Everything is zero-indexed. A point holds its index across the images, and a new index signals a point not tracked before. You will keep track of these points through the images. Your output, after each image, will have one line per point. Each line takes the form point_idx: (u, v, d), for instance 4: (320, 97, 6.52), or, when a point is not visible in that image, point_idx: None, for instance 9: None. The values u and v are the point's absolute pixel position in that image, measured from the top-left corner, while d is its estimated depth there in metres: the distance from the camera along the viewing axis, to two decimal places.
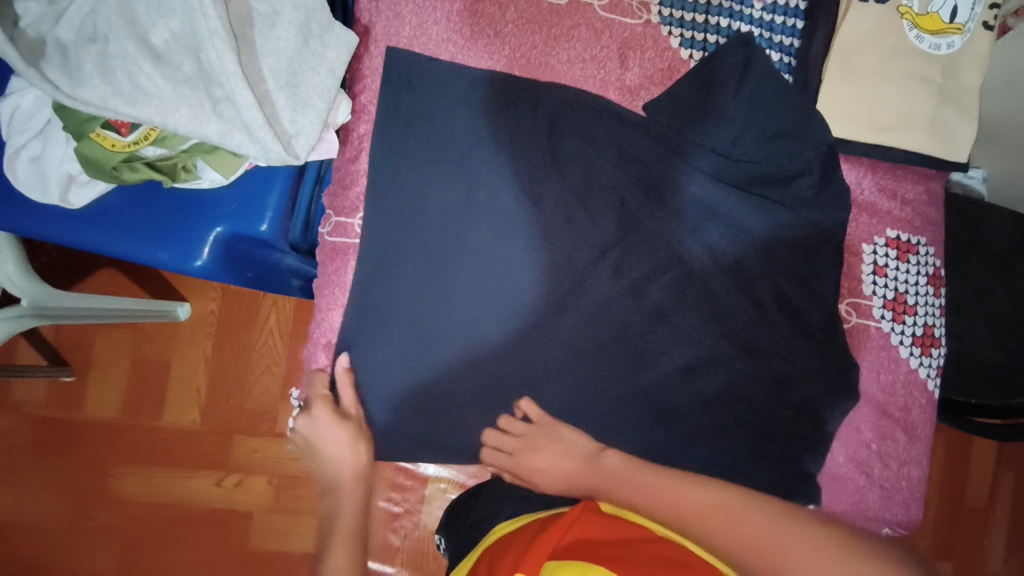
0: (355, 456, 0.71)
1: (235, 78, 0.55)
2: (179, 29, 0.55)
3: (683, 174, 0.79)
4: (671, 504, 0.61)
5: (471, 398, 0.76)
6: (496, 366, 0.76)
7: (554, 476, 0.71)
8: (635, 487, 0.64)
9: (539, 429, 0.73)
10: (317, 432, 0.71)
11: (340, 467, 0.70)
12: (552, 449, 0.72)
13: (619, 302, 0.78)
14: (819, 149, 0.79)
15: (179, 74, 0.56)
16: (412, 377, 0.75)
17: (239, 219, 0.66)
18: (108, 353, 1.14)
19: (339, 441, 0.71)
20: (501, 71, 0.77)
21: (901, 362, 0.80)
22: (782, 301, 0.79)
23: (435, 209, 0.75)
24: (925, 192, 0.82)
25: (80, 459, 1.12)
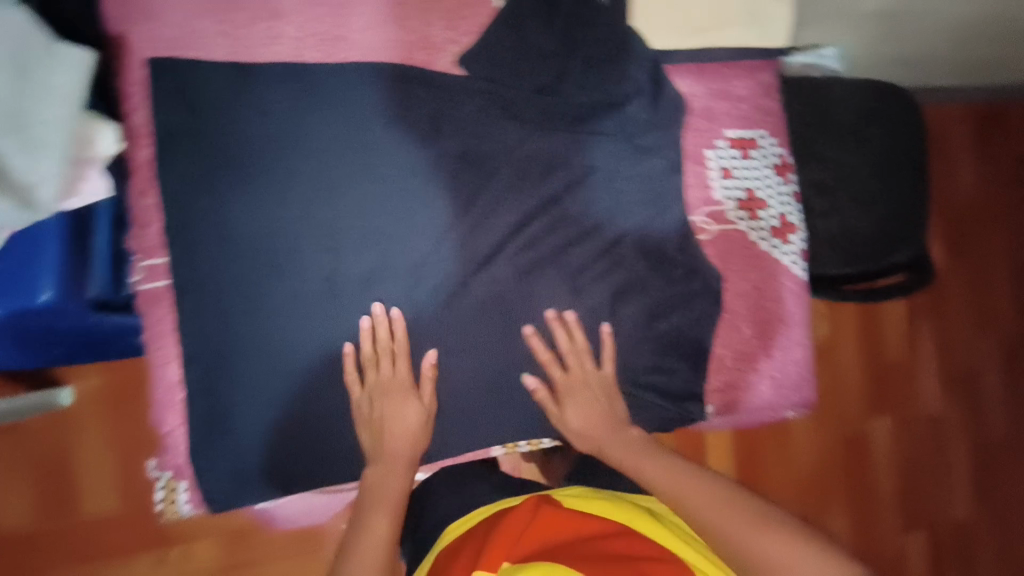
0: (415, 434, 0.71)
1: None
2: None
3: (510, 128, 0.75)
4: (679, 489, 0.70)
5: (348, 416, 0.72)
6: (368, 377, 0.72)
7: (591, 426, 0.75)
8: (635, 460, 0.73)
9: (585, 380, 0.76)
10: (379, 399, 0.70)
11: (385, 443, 0.70)
12: (588, 398, 0.76)
13: (477, 280, 0.76)
14: (644, 66, 0.76)
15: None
16: (280, 411, 0.70)
17: (13, 291, 0.59)
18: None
19: (411, 416, 0.71)
20: (287, 60, 0.68)
21: (764, 256, 0.83)
22: (640, 229, 0.80)
23: (246, 233, 0.68)
24: (755, 85, 0.81)
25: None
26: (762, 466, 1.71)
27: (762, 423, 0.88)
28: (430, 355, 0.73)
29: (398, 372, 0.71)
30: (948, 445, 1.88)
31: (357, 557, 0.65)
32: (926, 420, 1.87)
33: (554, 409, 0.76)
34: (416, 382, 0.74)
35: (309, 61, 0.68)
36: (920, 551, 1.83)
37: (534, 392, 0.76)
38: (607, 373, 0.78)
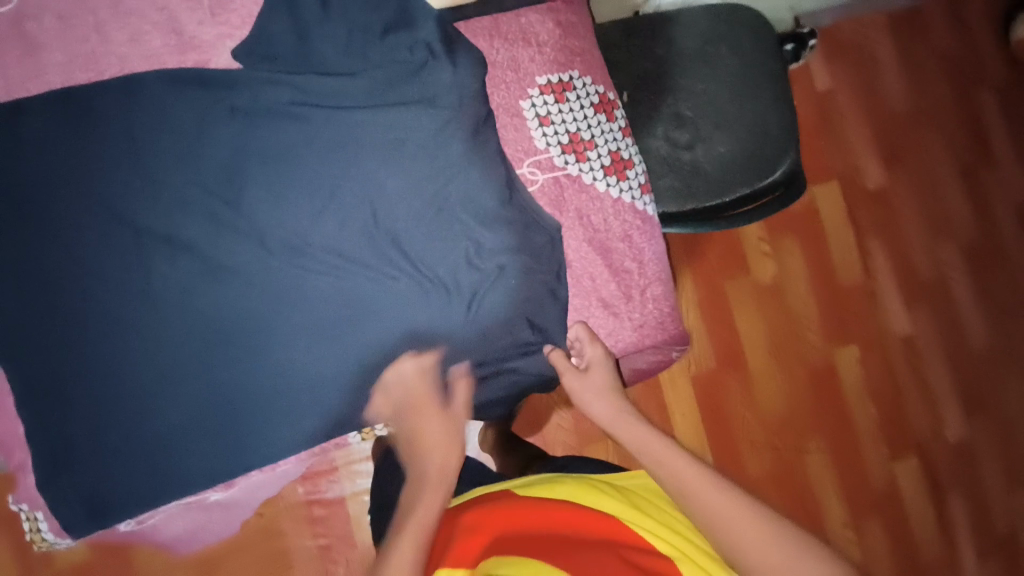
0: (447, 445, 0.74)
1: None
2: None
3: (300, 111, 0.74)
4: (707, 502, 0.61)
5: (180, 425, 0.71)
6: (197, 385, 0.72)
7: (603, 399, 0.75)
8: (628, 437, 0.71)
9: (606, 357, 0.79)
10: (419, 417, 0.75)
11: (424, 449, 0.74)
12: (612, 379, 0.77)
13: (292, 268, 0.74)
14: (430, 27, 0.76)
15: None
16: (106, 436, 0.70)
17: None
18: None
19: (434, 429, 0.75)
20: (56, 89, 0.69)
21: (603, 196, 0.81)
22: (459, 188, 0.77)
23: (53, 266, 0.69)
24: (556, 28, 0.81)
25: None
26: (728, 409, 1.59)
27: (635, 361, 0.89)
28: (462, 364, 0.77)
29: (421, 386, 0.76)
30: (932, 365, 1.74)
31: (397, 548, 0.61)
32: (902, 343, 1.73)
33: (576, 377, 0.77)
34: (255, 383, 0.73)
35: (80, 84, 0.70)
36: (917, 487, 1.67)
37: (552, 356, 0.78)
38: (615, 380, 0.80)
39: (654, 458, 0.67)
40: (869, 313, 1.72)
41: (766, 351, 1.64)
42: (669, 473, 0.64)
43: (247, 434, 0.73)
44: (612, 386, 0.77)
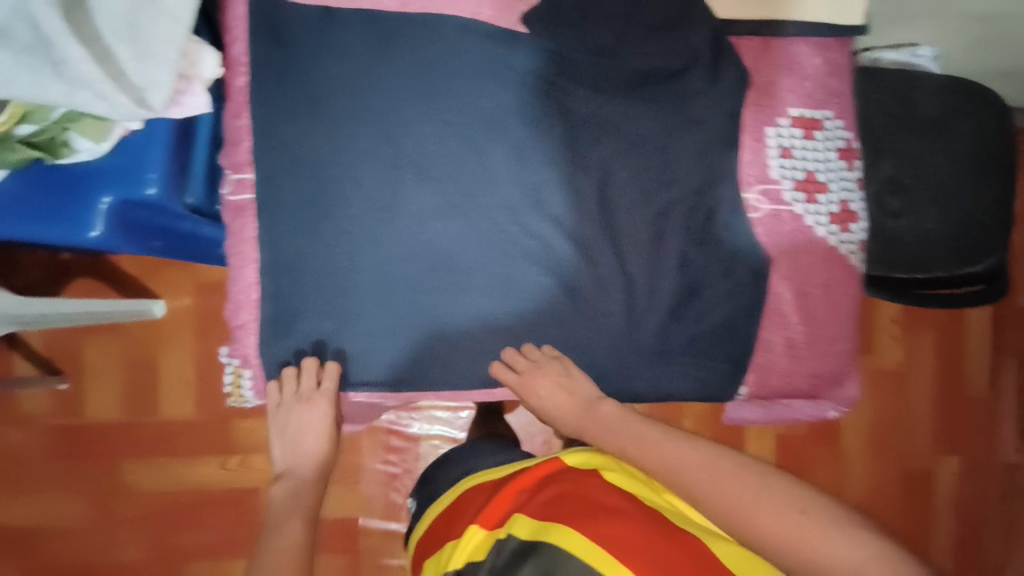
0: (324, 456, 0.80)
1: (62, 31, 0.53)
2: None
3: (566, 89, 0.78)
4: (737, 499, 0.59)
5: (381, 337, 0.78)
6: (404, 309, 0.78)
7: (553, 404, 0.78)
8: (589, 425, 0.75)
9: (550, 365, 0.78)
10: (298, 422, 0.78)
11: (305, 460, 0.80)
12: (554, 383, 0.77)
13: (510, 228, 0.79)
14: (706, 34, 0.76)
15: (13, 41, 0.53)
16: (319, 323, 0.78)
17: (126, 184, 0.67)
18: (108, 362, 1.24)
19: (319, 438, 0.80)
20: (369, 11, 0.76)
21: (818, 241, 0.79)
22: (682, 200, 0.78)
23: (318, 162, 0.76)
24: (824, 63, 0.78)
25: (109, 454, 1.25)
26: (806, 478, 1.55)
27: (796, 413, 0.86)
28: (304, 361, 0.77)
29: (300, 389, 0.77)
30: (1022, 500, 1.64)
31: (267, 555, 0.66)
32: (1003, 470, 1.63)
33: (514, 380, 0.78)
34: (450, 318, 0.79)
35: (386, 9, 0.76)
36: None
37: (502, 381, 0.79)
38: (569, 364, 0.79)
39: (684, 456, 0.65)
40: (983, 432, 1.62)
41: (867, 434, 1.58)
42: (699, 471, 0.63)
43: (435, 358, 0.80)
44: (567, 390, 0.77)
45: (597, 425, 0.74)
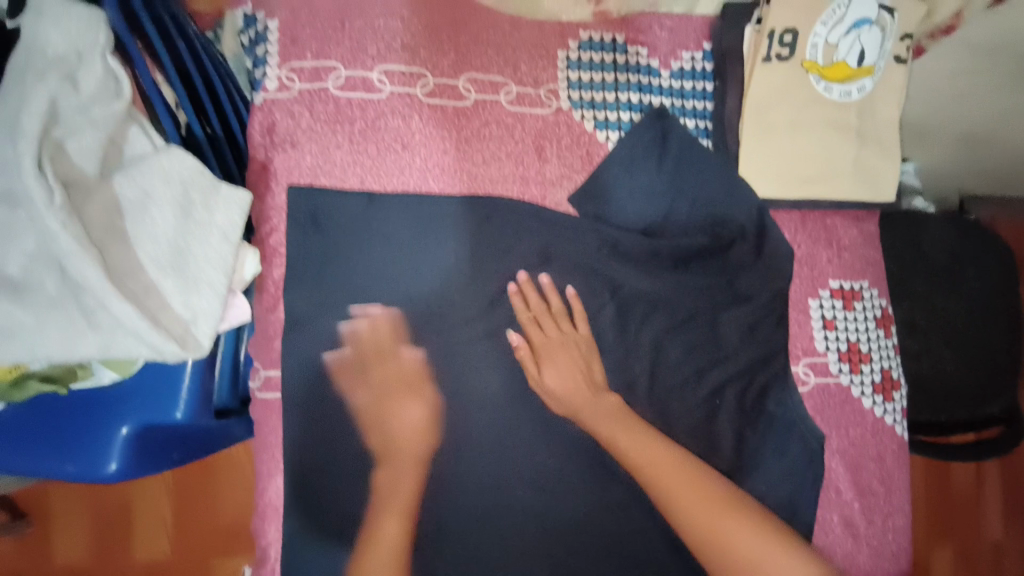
0: (417, 435, 0.70)
1: (104, 286, 0.46)
2: (33, 244, 0.46)
3: (614, 266, 0.77)
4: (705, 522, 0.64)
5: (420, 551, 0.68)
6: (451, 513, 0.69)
7: (564, 385, 0.72)
8: (585, 407, 0.72)
9: (560, 337, 0.74)
10: (385, 397, 0.70)
11: (396, 444, 0.69)
12: (566, 360, 0.73)
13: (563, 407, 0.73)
14: (750, 212, 0.78)
15: (40, 299, 0.46)
16: (332, 485, 0.68)
17: (150, 411, 0.60)
18: (66, 503, 0.97)
19: (411, 417, 0.70)
20: (411, 194, 0.73)
21: (865, 413, 0.79)
22: (741, 373, 0.77)
23: (352, 350, 0.70)
24: (859, 235, 0.82)
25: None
26: None
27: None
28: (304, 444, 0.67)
29: (403, 365, 0.71)
30: None
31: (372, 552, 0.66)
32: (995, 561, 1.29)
33: (534, 372, 0.73)
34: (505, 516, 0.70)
35: (433, 192, 0.74)
36: None
37: (515, 349, 0.73)
38: (584, 332, 0.75)
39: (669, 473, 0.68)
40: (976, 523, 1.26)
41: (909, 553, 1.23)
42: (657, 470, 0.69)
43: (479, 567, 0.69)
44: (575, 351, 0.74)
45: (589, 408, 0.72)
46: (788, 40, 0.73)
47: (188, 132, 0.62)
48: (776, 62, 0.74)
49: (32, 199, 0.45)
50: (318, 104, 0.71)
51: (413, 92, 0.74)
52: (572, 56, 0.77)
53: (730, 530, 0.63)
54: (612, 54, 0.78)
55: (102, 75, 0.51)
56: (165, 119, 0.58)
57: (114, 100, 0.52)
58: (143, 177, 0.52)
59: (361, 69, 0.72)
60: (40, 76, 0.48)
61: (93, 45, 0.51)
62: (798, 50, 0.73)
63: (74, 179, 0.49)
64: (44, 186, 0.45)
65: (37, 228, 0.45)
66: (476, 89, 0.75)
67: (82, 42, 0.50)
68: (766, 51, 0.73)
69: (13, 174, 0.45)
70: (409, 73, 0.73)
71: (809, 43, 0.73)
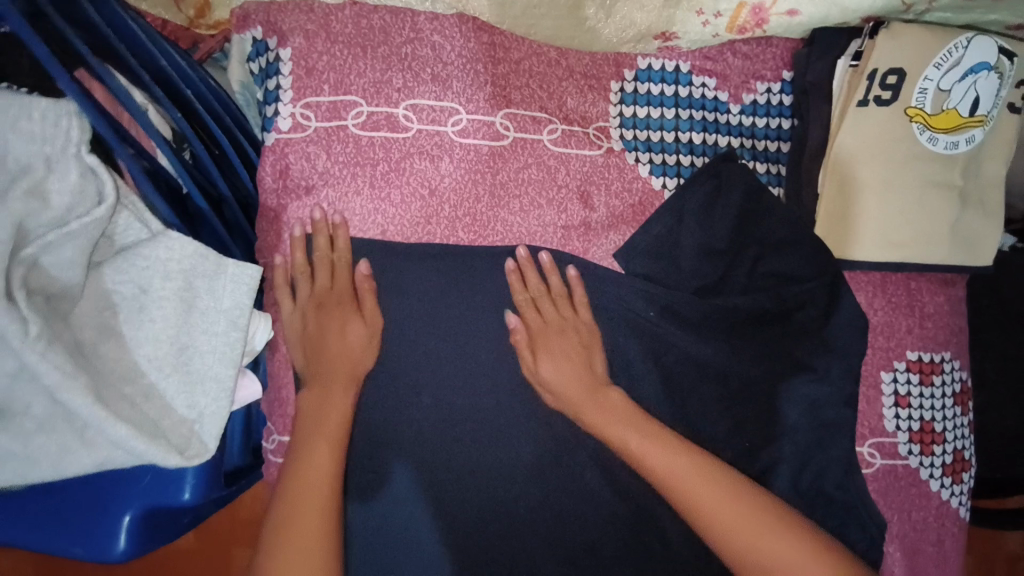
0: (361, 354, 0.63)
1: (99, 414, 0.42)
2: (8, 373, 0.41)
3: (663, 328, 0.68)
4: (734, 524, 0.53)
5: None
6: None
7: (565, 377, 0.63)
8: (584, 408, 0.62)
9: (560, 320, 0.65)
10: (319, 317, 0.62)
11: (326, 358, 0.61)
12: (565, 348, 0.64)
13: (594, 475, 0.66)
14: (825, 275, 0.68)
15: (26, 424, 0.42)
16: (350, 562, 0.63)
17: (157, 494, 0.55)
18: None
19: (356, 336, 0.62)
20: (439, 246, 0.66)
21: (931, 496, 0.73)
22: (800, 451, 0.70)
23: (379, 420, 0.64)
24: (945, 301, 0.72)
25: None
26: None
27: None
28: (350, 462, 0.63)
29: (336, 283, 0.62)
30: None
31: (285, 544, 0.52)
32: None
33: (530, 361, 0.65)
34: None
35: (462, 243, 0.67)
36: None
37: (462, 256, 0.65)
38: (584, 317, 0.66)
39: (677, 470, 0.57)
40: None
41: None
42: (665, 466, 0.58)
43: None
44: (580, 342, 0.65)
45: (591, 409, 0.62)
46: (890, 82, 0.64)
47: (186, 198, 0.53)
48: (875, 105, 0.64)
49: (4, 334, 0.39)
50: (336, 145, 0.64)
51: (443, 130, 0.65)
52: (626, 89, 0.68)
53: (799, 564, 0.51)
54: (673, 86, 0.69)
55: (81, 179, 0.43)
56: (148, 187, 0.49)
57: (98, 204, 0.43)
58: (139, 271, 0.47)
59: (385, 104, 0.64)
60: (4, 190, 0.40)
61: (63, 142, 0.42)
62: (902, 94, 0.64)
63: (57, 292, 0.43)
64: (14, 319, 0.39)
65: (14, 359, 0.40)
66: (514, 127, 0.66)
67: (50, 140, 0.42)
68: (863, 94, 0.64)
69: None
70: (440, 108, 0.65)
71: (917, 86, 0.64)
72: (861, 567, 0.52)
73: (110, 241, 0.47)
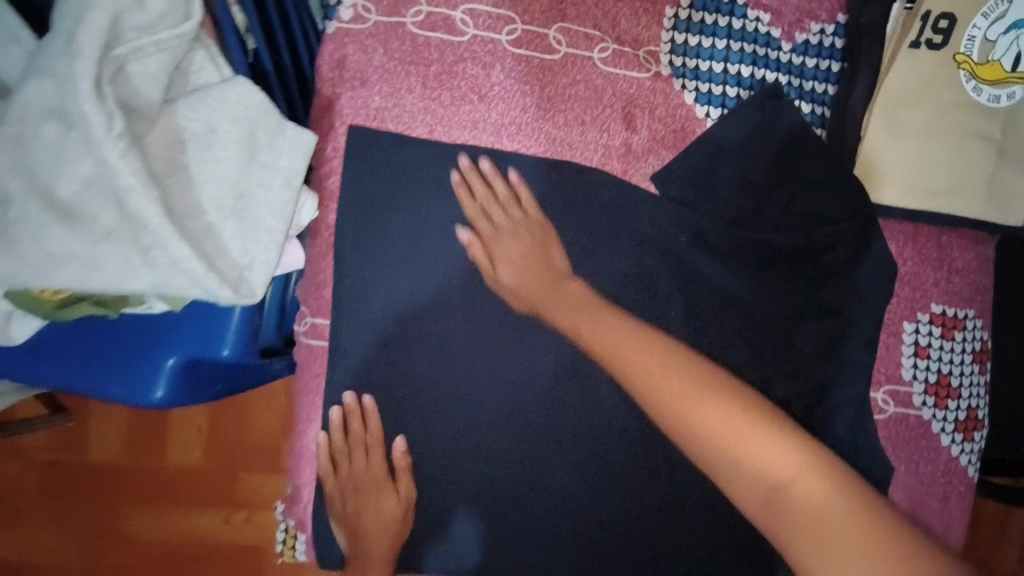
0: (393, 525, 0.67)
1: (165, 225, 0.45)
2: (88, 174, 0.44)
3: (690, 253, 0.70)
4: (654, 383, 0.54)
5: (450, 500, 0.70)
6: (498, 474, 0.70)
7: (520, 281, 0.65)
8: (543, 296, 0.64)
9: (510, 225, 0.67)
10: (358, 495, 0.67)
11: (369, 533, 0.67)
12: (520, 250, 0.66)
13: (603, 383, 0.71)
14: (854, 218, 0.69)
15: (95, 230, 0.45)
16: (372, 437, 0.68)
17: (199, 347, 0.59)
18: None
19: (388, 509, 0.67)
20: (485, 150, 0.68)
21: (941, 450, 0.73)
22: (814, 389, 0.70)
23: (410, 306, 0.68)
24: (975, 258, 0.72)
25: (87, 507, 0.94)
26: None
27: None
28: (334, 411, 0.67)
29: (371, 465, 0.67)
30: None
31: None
32: None
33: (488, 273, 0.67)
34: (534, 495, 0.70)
35: (505, 151, 0.68)
36: None
37: (503, 297, 0.67)
38: (533, 217, 0.67)
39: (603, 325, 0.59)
40: None
41: None
42: (594, 332, 0.60)
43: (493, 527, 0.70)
44: (533, 255, 0.66)
45: (548, 295, 0.64)
46: (942, 26, 0.65)
47: (255, 58, 0.57)
48: (925, 48, 0.66)
49: (91, 126, 0.43)
50: (394, 42, 0.66)
51: (497, 38, 0.67)
52: (680, 16, 0.69)
53: (714, 416, 0.49)
54: (727, 18, 0.70)
55: None
56: (229, 31, 0.53)
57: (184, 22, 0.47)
58: (208, 110, 0.49)
59: (445, 7, 0.67)
60: None
61: None
62: (952, 40, 0.65)
63: (137, 108, 0.46)
64: (101, 109, 0.43)
65: (96, 157, 0.43)
66: (567, 42, 0.68)
67: None
68: (915, 37, 0.65)
69: (70, 95, 0.43)
70: (497, 17, 0.67)
71: (966, 34, 0.65)
72: (768, 409, 0.50)
73: (184, 81, 0.50)
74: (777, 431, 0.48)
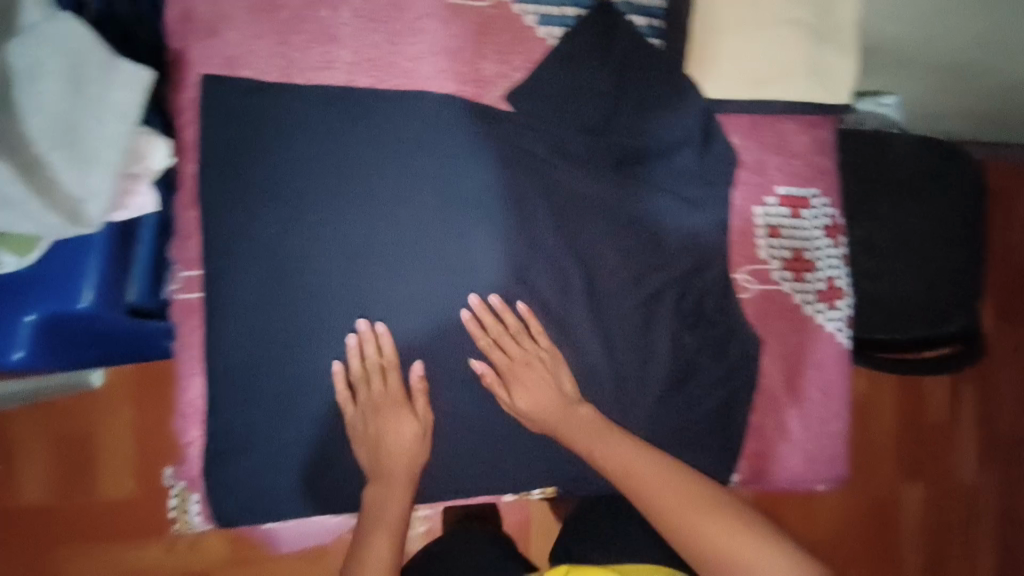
0: (416, 450, 0.68)
1: None
2: None
3: (551, 166, 0.74)
4: (630, 474, 0.62)
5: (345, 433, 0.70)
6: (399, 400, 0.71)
7: (541, 398, 0.68)
8: (557, 424, 0.67)
9: (524, 355, 0.70)
10: (377, 417, 0.68)
11: (388, 461, 0.67)
12: (536, 378, 0.69)
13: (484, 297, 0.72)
14: (696, 115, 0.75)
15: None
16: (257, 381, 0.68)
17: (56, 299, 0.59)
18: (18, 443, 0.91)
19: (407, 432, 0.68)
20: (338, 87, 0.70)
21: (806, 320, 0.78)
22: (683, 278, 0.75)
23: (278, 245, 0.68)
24: (813, 142, 0.79)
25: (21, 569, 0.90)
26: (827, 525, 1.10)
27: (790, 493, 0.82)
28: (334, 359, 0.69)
29: (390, 386, 0.69)
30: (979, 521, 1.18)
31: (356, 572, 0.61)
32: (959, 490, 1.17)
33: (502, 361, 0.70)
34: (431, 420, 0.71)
35: (359, 87, 0.71)
36: None
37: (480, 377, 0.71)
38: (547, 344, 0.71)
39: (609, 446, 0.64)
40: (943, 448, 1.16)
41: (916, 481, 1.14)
42: (597, 442, 0.65)
43: None
44: (531, 362, 0.69)
45: (563, 424, 0.67)
46: None
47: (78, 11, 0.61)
48: None
49: None
50: None
51: None
52: None
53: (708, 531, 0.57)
54: None
55: None
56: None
57: None
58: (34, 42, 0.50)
59: None
60: None
61: None
62: None
63: None
64: None
65: None
66: None
67: None
68: None
69: None
70: None
71: None
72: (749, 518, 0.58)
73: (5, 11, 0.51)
74: (750, 529, 0.57)
